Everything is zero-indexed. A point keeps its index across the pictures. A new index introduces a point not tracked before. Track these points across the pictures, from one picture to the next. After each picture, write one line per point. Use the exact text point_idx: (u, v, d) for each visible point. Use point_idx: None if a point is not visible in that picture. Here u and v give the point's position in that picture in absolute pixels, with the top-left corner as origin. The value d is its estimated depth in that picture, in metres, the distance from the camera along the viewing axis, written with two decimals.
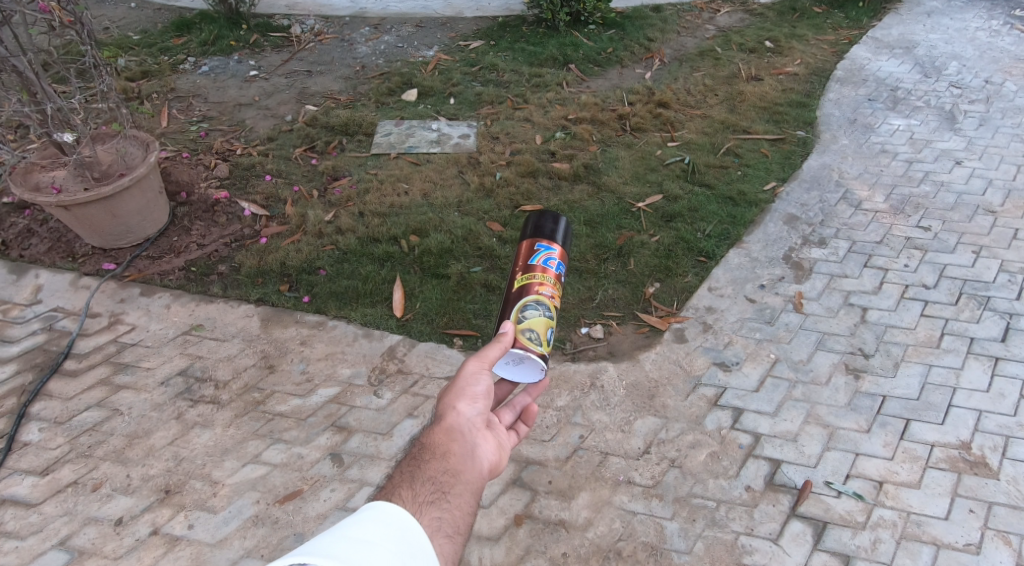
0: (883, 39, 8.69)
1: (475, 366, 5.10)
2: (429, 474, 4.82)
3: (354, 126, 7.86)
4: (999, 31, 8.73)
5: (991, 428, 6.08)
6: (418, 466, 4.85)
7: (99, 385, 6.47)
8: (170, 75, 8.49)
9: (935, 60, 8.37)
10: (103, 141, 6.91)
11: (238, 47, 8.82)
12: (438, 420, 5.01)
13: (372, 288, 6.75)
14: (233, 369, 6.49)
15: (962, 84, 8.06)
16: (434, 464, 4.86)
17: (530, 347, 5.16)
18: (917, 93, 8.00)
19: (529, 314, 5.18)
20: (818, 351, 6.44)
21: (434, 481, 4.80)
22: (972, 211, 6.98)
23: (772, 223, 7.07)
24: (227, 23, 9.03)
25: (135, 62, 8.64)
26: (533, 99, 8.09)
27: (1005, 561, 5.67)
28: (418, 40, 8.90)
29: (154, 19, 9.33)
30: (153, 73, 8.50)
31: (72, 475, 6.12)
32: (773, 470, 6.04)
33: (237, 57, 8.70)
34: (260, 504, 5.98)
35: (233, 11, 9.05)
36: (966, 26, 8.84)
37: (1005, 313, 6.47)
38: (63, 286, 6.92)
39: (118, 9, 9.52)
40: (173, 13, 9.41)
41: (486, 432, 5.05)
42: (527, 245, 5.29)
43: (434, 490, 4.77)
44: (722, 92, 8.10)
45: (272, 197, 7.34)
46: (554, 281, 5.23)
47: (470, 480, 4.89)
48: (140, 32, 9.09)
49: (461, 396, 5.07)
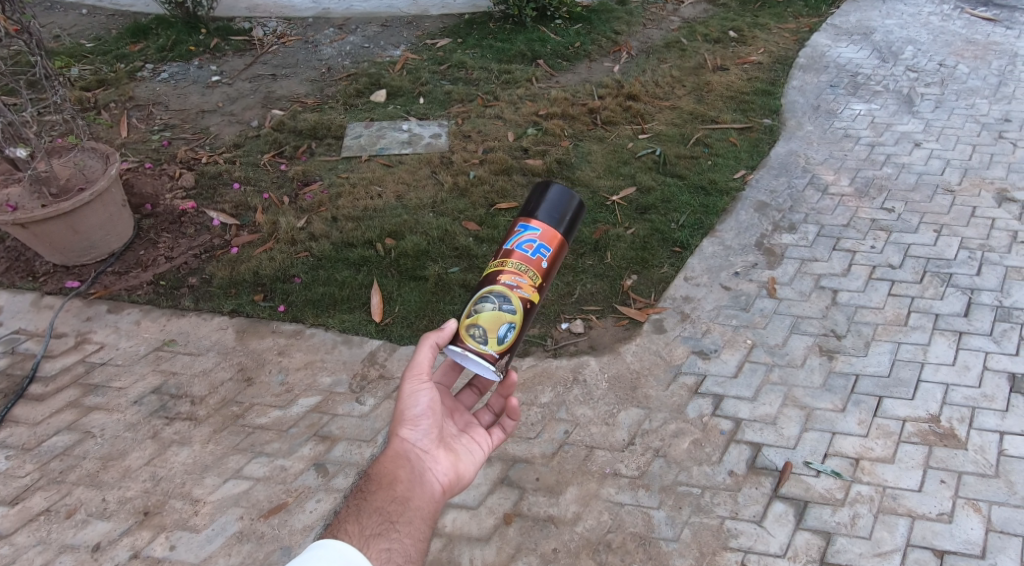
0: (842, 26, 8.89)
1: (413, 387, 5.12)
2: (375, 505, 4.85)
3: (322, 129, 7.71)
4: (950, 14, 8.99)
5: (958, 400, 6.25)
6: (365, 498, 4.88)
7: (69, 407, 6.27)
8: (128, 83, 8.19)
9: (892, 45, 8.60)
10: (60, 155, 6.80)
11: (198, 51, 8.58)
12: (383, 448, 5.04)
13: (349, 294, 6.66)
14: (209, 384, 6.34)
15: (918, 67, 8.29)
16: (380, 494, 4.89)
17: (467, 340, 5.05)
18: (876, 78, 8.21)
19: (484, 306, 5.05)
20: (793, 335, 6.56)
21: (380, 512, 4.83)
22: (932, 190, 7.19)
23: (743, 211, 7.17)
24: (185, 28, 8.78)
25: (89, 70, 8.32)
26: (503, 95, 8.04)
27: (975, 528, 5.84)
28: (385, 39, 8.77)
29: (107, 25, 9.00)
30: (109, 81, 8.19)
31: (44, 502, 5.92)
32: (754, 454, 6.14)
33: (198, 63, 8.46)
34: (244, 520, 5.84)
35: (191, 15, 8.81)
36: (919, 11, 9.09)
37: (967, 289, 6.66)
38: (25, 308, 6.70)
39: (69, 15, 9.16)
40: (127, 19, 9.09)
41: (433, 453, 5.08)
42: (513, 225, 5.16)
43: (380, 521, 4.80)
44: (689, 83, 8.18)
45: (241, 206, 7.17)
46: (521, 270, 5.05)
47: (419, 506, 4.92)
48: (93, 39, 8.76)
49: (404, 420, 5.10)
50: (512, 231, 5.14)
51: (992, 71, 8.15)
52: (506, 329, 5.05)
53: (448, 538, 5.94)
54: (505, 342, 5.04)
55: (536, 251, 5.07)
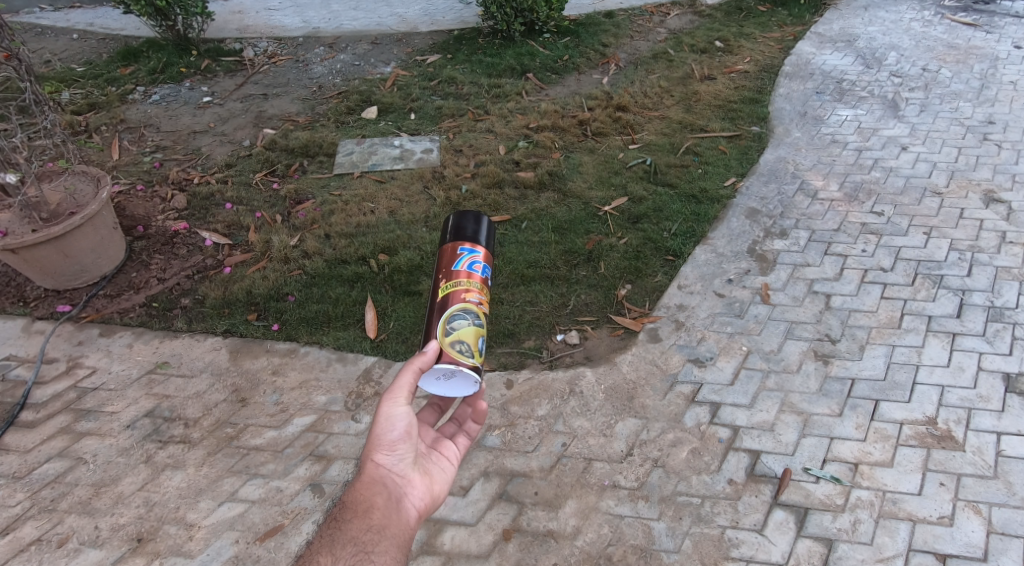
0: (825, 34, 9.00)
1: (391, 412, 5.06)
2: (349, 535, 4.89)
3: (314, 147, 7.72)
4: (931, 20, 9.11)
5: (954, 402, 6.26)
6: (338, 528, 4.91)
7: (60, 433, 6.20)
8: (119, 106, 8.19)
9: (876, 50, 8.71)
10: (51, 179, 6.78)
11: (189, 73, 8.60)
12: (359, 473, 5.04)
13: (343, 311, 6.63)
14: (203, 406, 6.29)
15: (902, 72, 8.39)
16: (356, 523, 4.91)
17: (453, 358, 5.00)
18: (861, 84, 8.30)
19: (458, 323, 5.04)
20: (788, 340, 6.57)
21: (353, 542, 4.88)
22: (921, 193, 7.24)
23: (734, 218, 7.20)
24: (176, 50, 8.79)
25: (80, 94, 8.32)
26: (494, 109, 8.08)
27: (976, 530, 5.83)
28: (374, 57, 8.81)
29: (98, 49, 9.00)
30: (100, 104, 8.19)
31: (35, 531, 5.83)
32: (753, 461, 6.12)
33: (189, 84, 8.47)
34: (240, 544, 5.77)
35: (181, 37, 8.82)
36: (901, 17, 9.22)
37: (958, 290, 6.69)
38: (15, 333, 6.64)
39: (59, 41, 9.16)
40: (117, 42, 9.09)
41: (410, 475, 5.08)
42: (449, 250, 5.15)
43: (354, 553, 4.85)
44: (677, 93, 8.24)
45: (234, 225, 7.15)
46: (480, 285, 5.11)
47: (396, 533, 4.94)
48: (84, 63, 8.75)
49: (379, 444, 5.07)
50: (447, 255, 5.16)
51: (974, 74, 8.26)
52: (484, 341, 5.07)
53: (447, 556, 5.89)
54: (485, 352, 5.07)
55: (486, 267, 5.14)
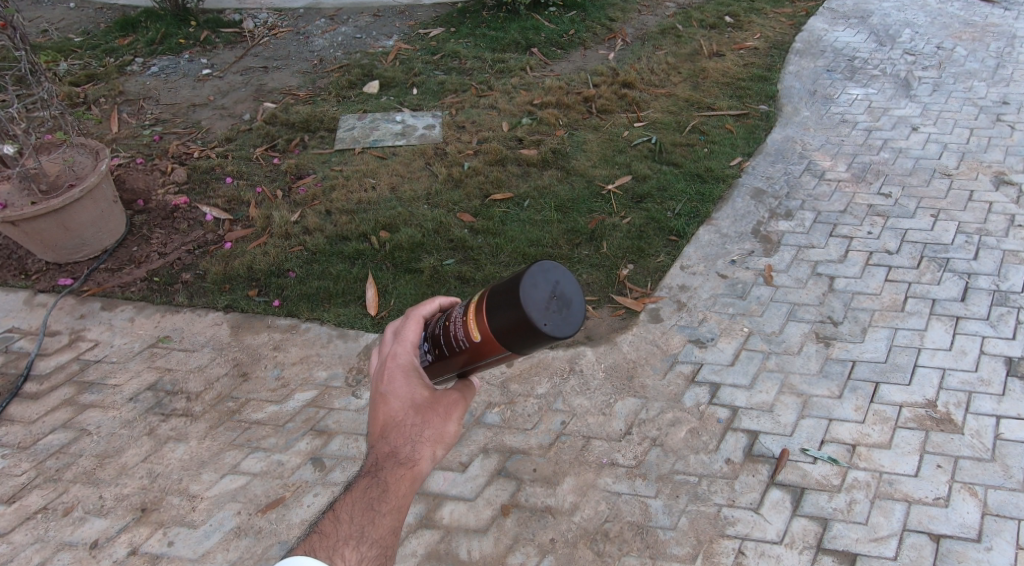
0: (838, 10, 8.90)
1: (459, 417, 4.71)
2: (382, 533, 4.51)
3: (315, 122, 7.67)
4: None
5: (955, 385, 6.22)
6: (371, 522, 4.52)
7: (64, 405, 6.25)
8: (117, 78, 8.17)
9: (890, 28, 8.60)
10: (48, 152, 6.77)
11: (188, 44, 8.56)
12: (404, 461, 4.60)
13: (344, 287, 6.63)
14: (205, 380, 6.32)
15: (916, 50, 8.28)
16: (387, 520, 4.54)
17: None
18: (874, 62, 8.19)
19: None
20: (789, 322, 6.53)
21: (384, 541, 4.51)
22: (930, 173, 7.17)
23: (739, 198, 7.14)
24: (174, 21, 8.79)
25: (78, 65, 8.31)
26: (498, 85, 7.99)
27: (972, 511, 5.81)
28: (377, 29, 8.73)
29: (96, 19, 8.99)
30: (98, 75, 8.17)
31: (41, 500, 5.90)
32: (751, 442, 6.10)
33: (188, 56, 8.44)
34: (242, 515, 5.82)
35: (180, 8, 8.81)
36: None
37: (964, 273, 6.64)
38: (17, 306, 6.67)
39: (57, 10, 9.18)
40: (115, 12, 9.08)
41: None
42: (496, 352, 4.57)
43: (378, 556, 4.48)
44: (685, 70, 8.13)
45: (234, 200, 7.13)
46: None
47: None
48: (82, 34, 8.76)
49: (441, 442, 4.66)
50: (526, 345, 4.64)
51: (989, 52, 8.15)
52: None
53: (446, 530, 5.91)
54: None
55: None
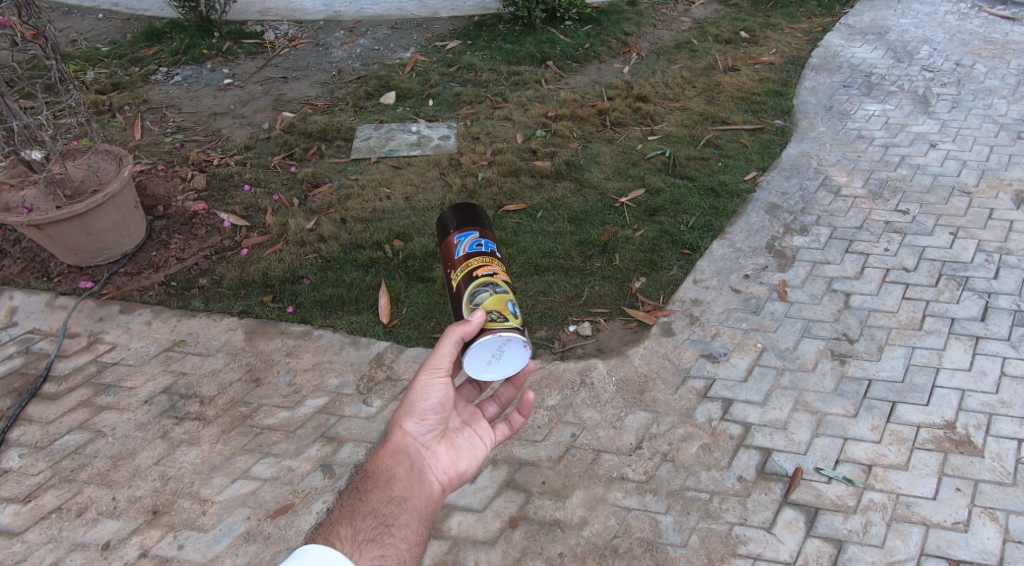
0: (856, 26, 8.87)
1: (426, 382, 5.06)
2: (371, 505, 4.83)
3: (332, 131, 7.82)
4: (967, 13, 8.96)
5: (974, 406, 6.09)
6: (359, 500, 4.85)
7: (81, 406, 6.32)
8: (141, 87, 8.39)
9: (907, 44, 8.56)
10: (74, 157, 6.94)
11: (211, 54, 8.75)
12: (385, 442, 5.02)
13: (357, 295, 6.70)
14: (218, 384, 6.37)
15: (934, 67, 8.24)
16: (377, 494, 4.87)
17: (496, 328, 4.94)
18: (891, 78, 8.16)
19: (481, 296, 5.00)
20: (804, 338, 6.44)
21: (377, 510, 4.82)
22: (949, 192, 7.10)
23: (753, 213, 7.11)
24: (199, 32, 9.00)
25: (104, 74, 8.55)
26: (512, 97, 8.10)
27: (992, 537, 5.67)
28: (395, 41, 8.88)
29: (123, 30, 9.25)
30: (124, 84, 8.40)
31: (55, 500, 5.95)
32: (764, 459, 5.99)
33: (211, 66, 8.63)
34: (251, 520, 5.84)
35: (204, 19, 9.03)
36: (936, 10, 9.07)
37: (984, 292, 6.53)
38: (39, 308, 6.81)
39: (86, 20, 9.45)
40: (142, 23, 9.33)
41: (435, 450, 5.06)
42: (447, 241, 5.19)
43: (374, 525, 4.77)
44: (700, 84, 8.17)
45: (251, 207, 7.27)
46: (488, 261, 5.09)
47: (417, 505, 4.89)
48: (109, 44, 9.00)
49: (409, 412, 5.06)
50: (449, 249, 5.18)
51: (1010, 70, 8.08)
52: (512, 303, 5.02)
53: (454, 541, 5.82)
54: (518, 313, 5.02)
55: (484, 245, 5.13)
